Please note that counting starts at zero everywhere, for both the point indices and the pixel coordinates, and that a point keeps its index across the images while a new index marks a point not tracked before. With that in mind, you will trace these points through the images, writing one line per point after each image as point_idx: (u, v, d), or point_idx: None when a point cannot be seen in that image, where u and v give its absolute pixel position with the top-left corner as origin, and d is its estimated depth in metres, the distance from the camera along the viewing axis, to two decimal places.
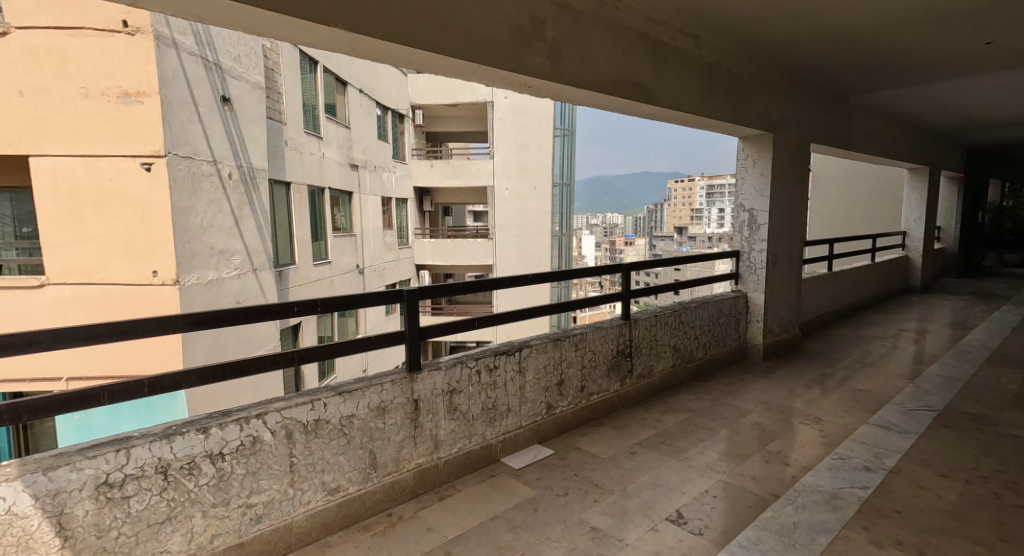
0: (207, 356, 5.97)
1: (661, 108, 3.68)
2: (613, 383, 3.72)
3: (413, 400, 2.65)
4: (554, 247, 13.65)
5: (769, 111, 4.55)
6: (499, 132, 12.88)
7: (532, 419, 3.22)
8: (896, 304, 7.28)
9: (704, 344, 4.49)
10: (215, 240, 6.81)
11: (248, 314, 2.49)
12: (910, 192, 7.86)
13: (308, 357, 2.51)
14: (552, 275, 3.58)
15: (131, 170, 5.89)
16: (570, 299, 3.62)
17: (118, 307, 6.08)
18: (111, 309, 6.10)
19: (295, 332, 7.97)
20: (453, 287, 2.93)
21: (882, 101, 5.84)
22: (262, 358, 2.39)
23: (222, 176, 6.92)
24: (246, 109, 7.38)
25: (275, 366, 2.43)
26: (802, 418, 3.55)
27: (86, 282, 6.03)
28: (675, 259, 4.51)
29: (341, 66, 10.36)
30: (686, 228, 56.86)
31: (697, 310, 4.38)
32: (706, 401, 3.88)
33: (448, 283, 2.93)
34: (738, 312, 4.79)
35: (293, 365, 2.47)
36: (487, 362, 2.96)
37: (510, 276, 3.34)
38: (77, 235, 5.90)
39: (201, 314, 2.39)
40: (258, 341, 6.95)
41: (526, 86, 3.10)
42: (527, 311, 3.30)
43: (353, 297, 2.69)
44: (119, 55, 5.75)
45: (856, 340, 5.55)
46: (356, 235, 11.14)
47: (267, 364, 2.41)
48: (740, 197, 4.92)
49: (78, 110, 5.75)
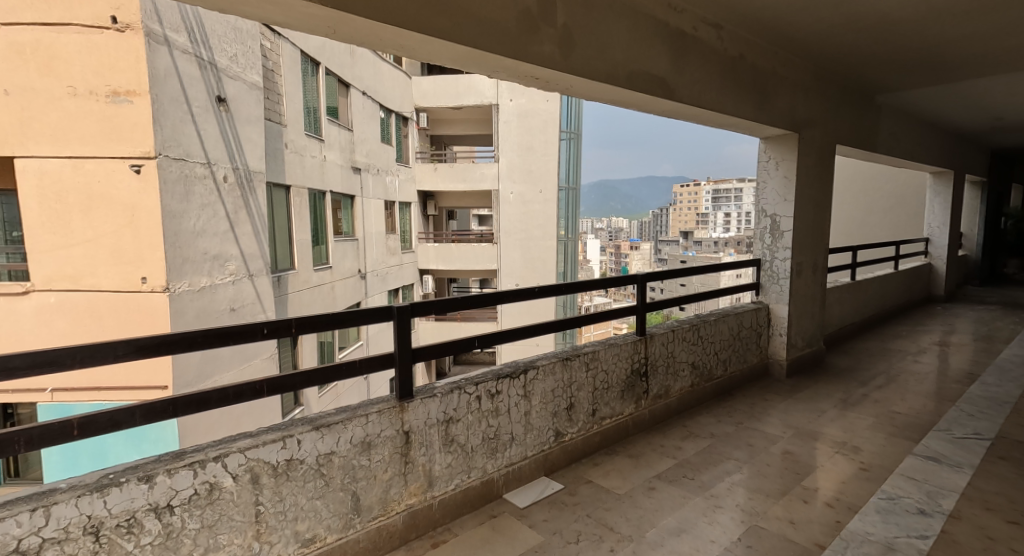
0: (198, 366, 5.68)
1: (682, 104, 3.35)
2: (627, 405, 3.38)
3: (403, 433, 2.33)
4: (559, 251, 13.30)
5: (796, 109, 4.21)
6: (505, 135, 12.57)
7: (537, 449, 2.89)
8: (922, 314, 6.92)
9: (723, 360, 4.14)
10: (209, 245, 6.52)
11: (207, 337, 2.07)
12: (933, 196, 7.48)
13: (281, 388, 2.06)
14: (560, 288, 3.24)
15: (120, 172, 5.61)
16: (580, 314, 3.28)
17: (106, 316, 5.78)
18: (99, 317, 5.80)
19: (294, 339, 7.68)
20: (450, 302, 2.60)
21: (911, 100, 5.49)
22: (227, 389, 1.97)
23: (217, 179, 6.64)
24: (243, 109, 7.09)
25: (241, 399, 1.98)
26: (838, 446, 3.20)
27: (74, 289, 5.73)
28: (693, 268, 4.16)
29: (343, 66, 10.08)
30: (691, 233, 56.55)
31: (716, 324, 4.04)
32: (730, 424, 3.53)
33: (445, 297, 2.60)
34: (759, 325, 4.44)
35: (263, 396, 2.03)
36: (488, 387, 2.64)
37: (515, 289, 3.00)
38: (63, 240, 5.61)
39: (146, 340, 1.98)
40: (253, 350, 6.65)
41: (533, 78, 2.79)
42: (533, 328, 2.96)
43: (336, 315, 2.32)
44: (108, 53, 5.48)
45: (883, 354, 5.20)
46: (358, 239, 10.85)
47: (231, 397, 1.98)
48: (761, 202, 4.58)
49: (65, 110, 5.48)
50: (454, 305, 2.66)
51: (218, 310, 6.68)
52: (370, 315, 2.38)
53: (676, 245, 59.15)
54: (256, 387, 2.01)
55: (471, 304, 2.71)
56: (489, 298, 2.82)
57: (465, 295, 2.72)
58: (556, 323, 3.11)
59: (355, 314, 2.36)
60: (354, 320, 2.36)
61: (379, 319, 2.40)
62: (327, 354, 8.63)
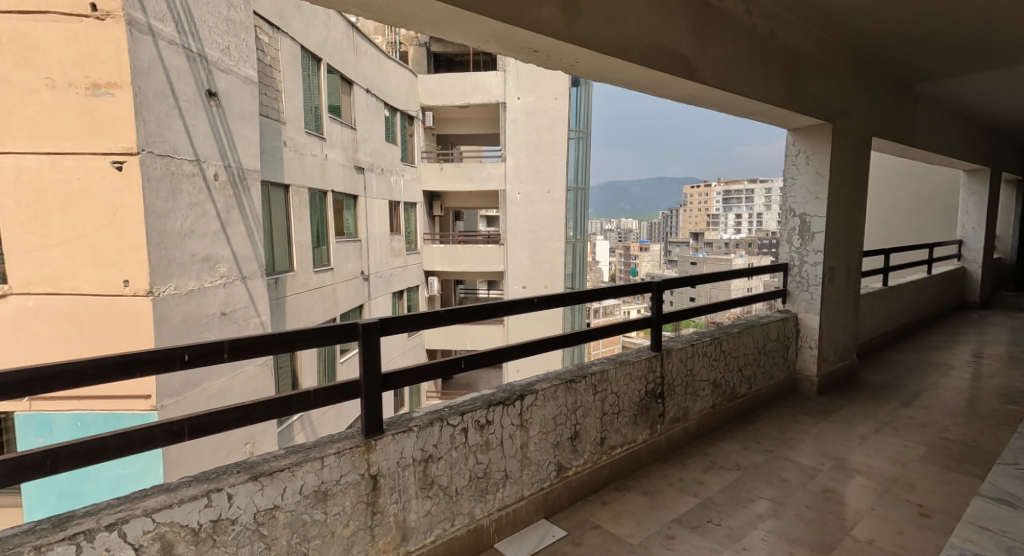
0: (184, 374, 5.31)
1: (705, 88, 2.91)
2: (641, 431, 2.95)
3: (370, 477, 1.92)
4: (568, 252, 12.85)
5: (831, 95, 3.74)
6: (512, 133, 12.14)
7: (536, 487, 2.46)
8: (958, 322, 6.41)
9: (748, 377, 3.68)
10: (197, 247, 6.14)
11: (102, 368, 1.60)
12: (967, 196, 6.98)
13: (205, 429, 1.64)
14: (564, 297, 2.79)
15: (101, 169, 5.23)
16: (586, 327, 2.83)
17: (86, 322, 5.39)
18: (79, 323, 5.39)
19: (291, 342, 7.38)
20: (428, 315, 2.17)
21: (954, 90, 4.99)
22: (131, 435, 1.54)
23: (207, 177, 6.25)
24: (236, 105, 6.71)
25: (151, 445, 1.57)
26: (888, 482, 2.75)
27: (52, 293, 5.32)
28: (715, 273, 3.70)
29: (346, 63, 9.69)
30: (702, 235, 55.86)
31: (739, 337, 3.59)
32: (759, 452, 3.08)
33: (424, 311, 2.17)
34: (787, 337, 3.97)
35: (181, 441, 1.61)
36: (477, 417, 2.22)
37: (512, 299, 2.56)
38: (41, 240, 5.22)
39: (10, 377, 1.52)
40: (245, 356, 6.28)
41: (532, 51, 2.36)
42: (533, 346, 2.52)
43: (284, 336, 1.86)
44: (88, 44, 5.11)
45: (924, 367, 4.71)
46: (360, 240, 10.46)
47: (136, 443, 1.56)
48: (788, 200, 4.12)
49: (43, 103, 5.11)
50: (436, 318, 2.23)
51: (207, 315, 6.29)
52: (331, 335, 1.95)
53: (687, 246, 58.69)
54: (167, 428, 1.58)
55: (457, 317, 2.27)
56: (479, 310, 2.38)
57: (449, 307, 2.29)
58: (559, 339, 2.67)
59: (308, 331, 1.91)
60: (310, 342, 1.92)
61: (341, 338, 1.97)
62: (326, 360, 8.25)
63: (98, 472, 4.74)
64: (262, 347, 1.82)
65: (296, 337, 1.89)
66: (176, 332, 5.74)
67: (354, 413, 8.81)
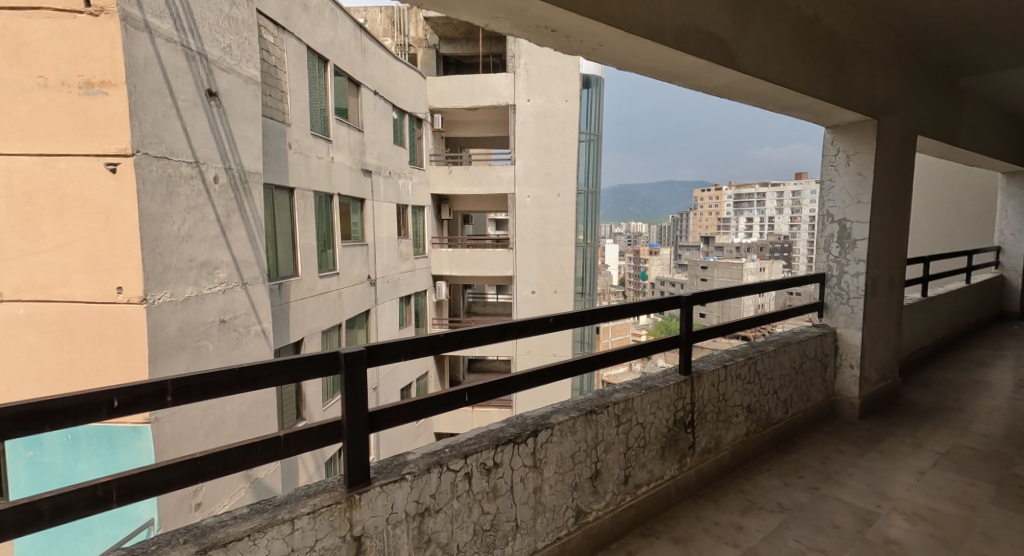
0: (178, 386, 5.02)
1: (744, 77, 2.56)
2: (669, 466, 2.60)
3: (353, 539, 1.62)
4: (579, 257, 12.45)
5: (878, 88, 3.36)
6: (521, 136, 11.83)
7: (551, 537, 2.12)
8: (999, 334, 5.98)
9: (784, 401, 3.31)
10: (195, 251, 5.80)
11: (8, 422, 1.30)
12: (1006, 201, 6.54)
13: (138, 493, 1.37)
14: (583, 316, 2.45)
15: (94, 170, 4.94)
16: (608, 349, 2.48)
17: (78, 330, 5.09)
18: (71, 332, 5.09)
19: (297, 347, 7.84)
20: (424, 341, 1.86)
21: (1003, 86, 4.58)
22: (43, 505, 1.28)
23: (207, 180, 5.93)
24: (238, 105, 6.38)
25: (69, 515, 1.31)
26: (960, 534, 2.37)
27: (44, 299, 5.05)
28: (750, 285, 3.32)
29: (353, 65, 9.42)
30: (713, 240, 55.27)
31: (775, 356, 3.23)
32: (804, 491, 2.71)
33: (419, 337, 1.84)
34: (825, 354, 3.59)
35: (108, 509, 1.35)
36: (483, 459, 1.90)
37: (522, 320, 2.23)
38: (32, 245, 4.95)
39: None
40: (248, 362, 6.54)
41: (548, 30, 2.05)
42: (545, 373, 2.19)
43: (247, 372, 1.53)
44: (82, 41, 4.83)
45: (974, 386, 4.29)
46: (367, 245, 10.16)
47: (51, 514, 1.30)
48: (826, 204, 3.74)
49: (35, 102, 4.85)
50: (433, 344, 1.91)
51: (206, 323, 5.94)
52: (305, 370, 1.62)
53: (699, 251, 58.07)
54: (86, 495, 1.32)
55: (457, 343, 1.96)
56: (485, 333, 2.06)
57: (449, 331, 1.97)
58: (576, 365, 2.34)
59: (277, 364, 1.60)
60: (277, 378, 1.58)
61: (319, 372, 1.65)
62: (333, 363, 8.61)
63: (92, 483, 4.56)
64: (218, 388, 1.52)
65: (259, 373, 1.57)
66: (173, 342, 5.41)
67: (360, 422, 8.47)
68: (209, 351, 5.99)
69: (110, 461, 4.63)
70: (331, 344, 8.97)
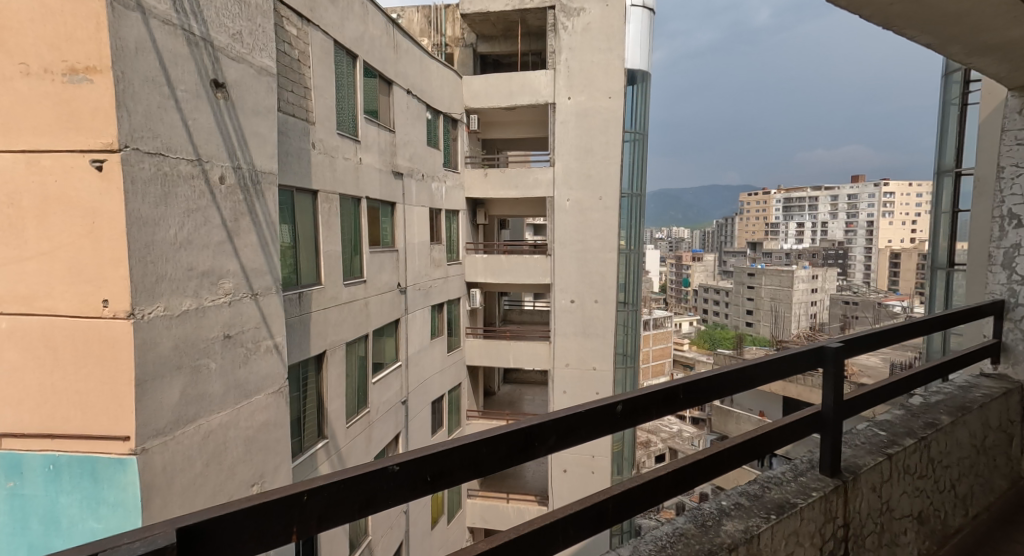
0: (178, 408, 4.26)
1: None
2: None
3: None
4: (623, 264, 11.19)
5: None
6: (560, 136, 10.82)
7: None
8: None
9: (964, 498, 2.16)
10: (196, 260, 4.47)
11: None
12: None
13: None
14: (670, 405, 1.59)
15: (79, 168, 3.77)
16: (700, 454, 1.58)
17: (64, 349, 3.85)
18: (54, 350, 3.86)
19: (318, 361, 7.01)
20: (340, 492, 1.29)
21: None
22: None
23: (211, 181, 4.63)
24: (250, 98, 5.08)
25: None
26: None
27: (26, 313, 3.86)
28: (924, 320, 2.23)
29: (384, 62, 8.62)
30: (759, 246, 53.00)
31: (952, 432, 2.12)
32: None
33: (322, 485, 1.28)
34: (1011, 421, 2.45)
35: None
36: None
37: (564, 419, 1.50)
38: (14, 252, 3.81)
39: None
40: (255, 384, 5.12)
41: None
42: (584, 512, 1.41)
43: None
44: (64, 19, 3.68)
45: None
46: (397, 250, 9.27)
47: None
48: (1005, 201, 2.63)
49: (15, 94, 3.72)
50: (375, 490, 1.33)
51: (209, 339, 4.59)
52: None
53: (745, 257, 55.70)
54: None
55: (420, 479, 1.36)
56: (487, 455, 1.42)
57: (408, 463, 1.36)
58: (646, 486, 1.50)
59: None
60: None
61: None
62: (358, 372, 8.02)
63: (70, 525, 3.91)
64: None
65: None
66: (167, 363, 4.17)
67: (386, 437, 8.82)
68: (213, 371, 4.64)
69: (92, 498, 3.90)
70: (357, 356, 8.03)
